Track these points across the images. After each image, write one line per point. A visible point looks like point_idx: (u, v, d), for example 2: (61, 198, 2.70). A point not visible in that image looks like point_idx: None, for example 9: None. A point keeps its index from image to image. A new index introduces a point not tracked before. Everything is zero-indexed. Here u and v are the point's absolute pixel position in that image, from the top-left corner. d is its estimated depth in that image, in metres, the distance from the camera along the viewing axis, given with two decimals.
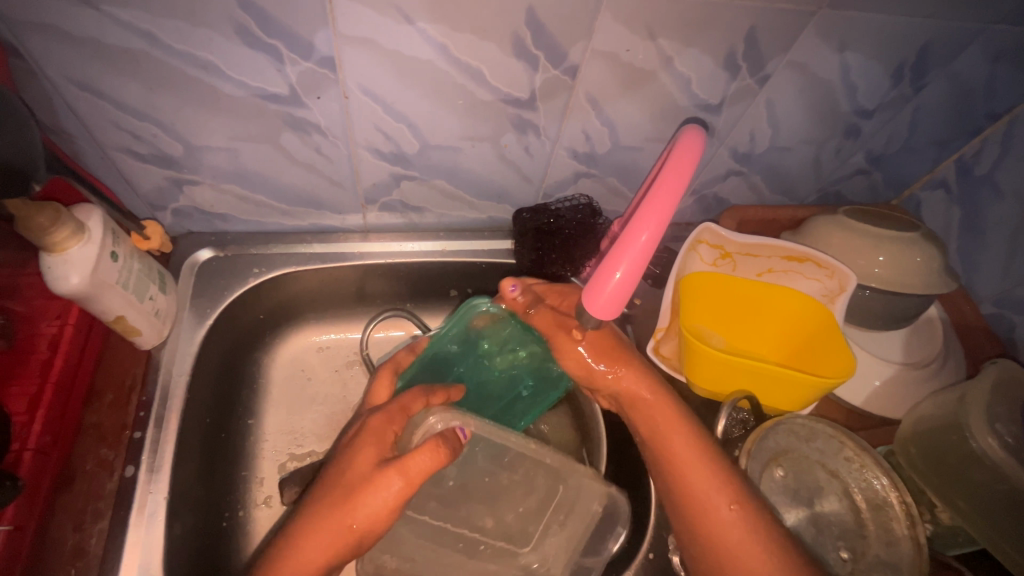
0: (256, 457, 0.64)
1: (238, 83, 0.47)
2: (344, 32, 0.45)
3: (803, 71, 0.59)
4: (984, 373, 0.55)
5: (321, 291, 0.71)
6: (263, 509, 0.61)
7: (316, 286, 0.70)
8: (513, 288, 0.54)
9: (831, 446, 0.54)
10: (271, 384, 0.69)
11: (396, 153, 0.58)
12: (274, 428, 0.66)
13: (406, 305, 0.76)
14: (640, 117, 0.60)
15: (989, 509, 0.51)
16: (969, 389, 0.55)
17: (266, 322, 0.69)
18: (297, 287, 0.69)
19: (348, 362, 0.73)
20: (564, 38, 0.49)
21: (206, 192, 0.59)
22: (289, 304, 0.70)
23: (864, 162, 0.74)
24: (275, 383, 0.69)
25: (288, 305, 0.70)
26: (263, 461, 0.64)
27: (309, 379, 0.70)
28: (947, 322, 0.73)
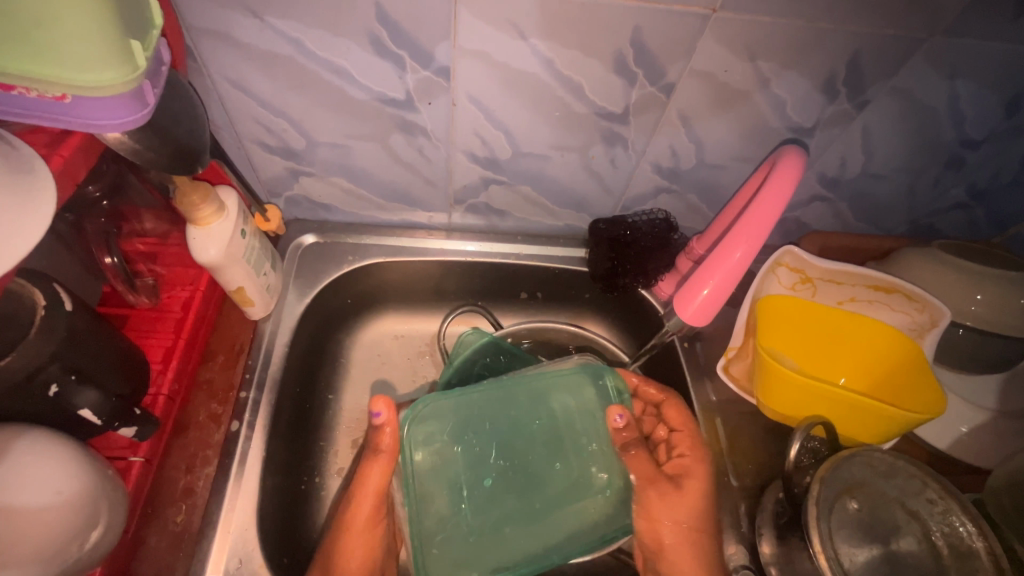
0: (334, 430, 0.69)
1: (364, 88, 0.53)
2: (462, 45, 0.49)
3: (907, 97, 0.57)
4: None
5: (403, 282, 0.76)
6: (338, 479, 0.66)
7: (401, 278, 0.75)
8: (620, 417, 0.57)
9: (912, 485, 0.53)
10: (351, 365, 0.74)
11: (490, 157, 0.62)
12: (350, 405, 0.71)
13: (478, 303, 0.80)
14: (730, 136, 0.60)
15: None
16: None
17: (352, 307, 0.75)
18: (383, 277, 0.74)
19: (421, 351, 0.77)
20: (664, 58, 0.51)
21: (317, 183, 0.65)
22: (373, 292, 0.75)
23: (964, 196, 0.70)
24: (354, 364, 0.74)
25: (372, 293, 0.75)
26: (339, 435, 0.69)
27: (384, 363, 0.75)
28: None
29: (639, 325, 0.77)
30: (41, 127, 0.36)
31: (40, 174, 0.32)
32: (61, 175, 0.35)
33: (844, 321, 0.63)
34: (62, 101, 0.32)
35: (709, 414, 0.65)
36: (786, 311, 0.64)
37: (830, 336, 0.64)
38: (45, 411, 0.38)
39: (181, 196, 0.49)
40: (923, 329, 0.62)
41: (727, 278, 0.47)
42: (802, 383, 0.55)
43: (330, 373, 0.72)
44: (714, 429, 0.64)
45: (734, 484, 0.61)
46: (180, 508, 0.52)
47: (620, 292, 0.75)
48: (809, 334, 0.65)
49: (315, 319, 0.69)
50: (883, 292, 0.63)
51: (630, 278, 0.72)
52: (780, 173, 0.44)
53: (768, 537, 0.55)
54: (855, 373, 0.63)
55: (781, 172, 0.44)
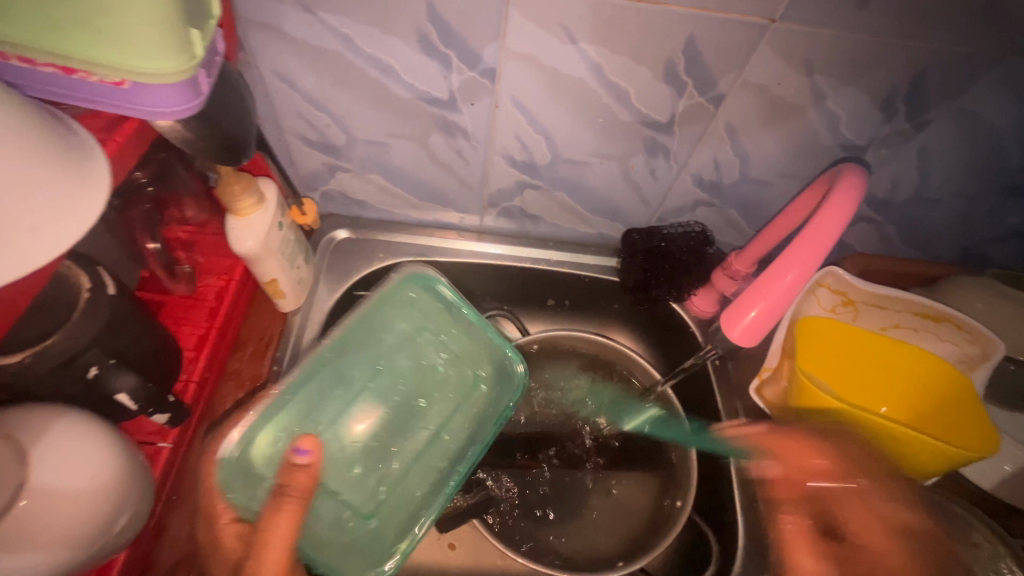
0: None
1: (408, 86, 0.52)
2: (511, 47, 0.48)
3: (970, 119, 0.55)
4: None
5: None
6: None
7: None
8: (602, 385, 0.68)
9: (958, 525, 0.51)
10: None
11: (528, 162, 0.61)
12: None
13: (505, 307, 0.79)
14: (777, 151, 0.59)
15: None
16: None
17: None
18: None
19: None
20: (717, 69, 0.50)
21: (354, 180, 0.65)
22: None
23: (1022, 225, 0.67)
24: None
25: None
26: None
27: None
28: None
29: (670, 339, 0.75)
30: (98, 112, 0.36)
31: (96, 159, 0.32)
32: (114, 160, 0.35)
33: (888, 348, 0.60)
34: (121, 87, 0.32)
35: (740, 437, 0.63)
36: (828, 335, 0.62)
37: (871, 363, 0.62)
38: (79, 392, 0.39)
39: (224, 186, 0.49)
40: (973, 362, 0.59)
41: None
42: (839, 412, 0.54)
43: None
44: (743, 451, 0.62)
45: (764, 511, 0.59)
46: (204, 496, 0.52)
47: (651, 304, 0.73)
48: (849, 360, 0.62)
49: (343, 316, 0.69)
50: (932, 321, 0.60)
51: (664, 289, 0.71)
52: (837, 198, 0.43)
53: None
54: (897, 403, 0.61)
55: (838, 196, 0.43)
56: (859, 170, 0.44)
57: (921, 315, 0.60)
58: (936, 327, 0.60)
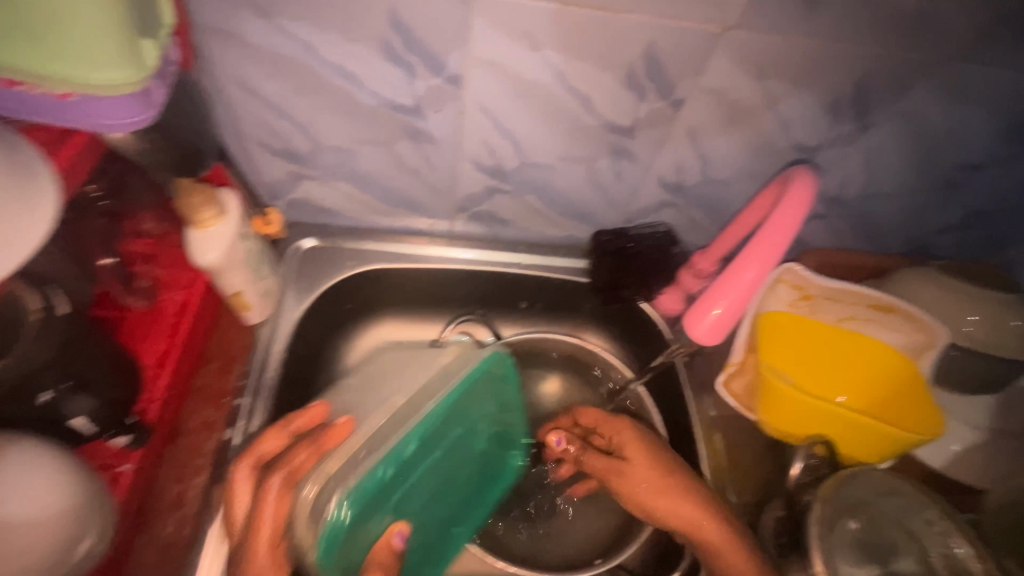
0: None
1: (373, 93, 0.52)
2: (474, 54, 0.49)
3: (911, 120, 0.58)
4: None
5: (403, 290, 0.75)
6: None
7: (405, 284, 0.74)
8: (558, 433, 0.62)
9: (911, 505, 0.53)
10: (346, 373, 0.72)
11: (496, 167, 0.62)
12: None
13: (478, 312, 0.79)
14: (736, 152, 0.61)
15: None
16: None
17: (353, 312, 0.74)
18: (383, 283, 0.73)
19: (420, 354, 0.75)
20: (675, 74, 0.51)
21: (319, 187, 0.64)
22: (373, 299, 0.74)
23: (961, 218, 0.72)
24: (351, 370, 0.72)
25: (372, 300, 0.74)
26: None
27: None
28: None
29: (641, 338, 0.77)
30: (43, 125, 0.34)
31: (44, 175, 0.31)
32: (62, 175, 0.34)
33: (845, 339, 0.63)
34: (67, 98, 0.31)
35: (708, 431, 0.66)
36: (790, 329, 0.65)
37: (831, 356, 0.64)
38: (32, 418, 0.37)
39: (183, 198, 0.47)
40: (921, 349, 0.63)
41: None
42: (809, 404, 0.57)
43: (328, 377, 0.70)
44: (712, 444, 0.65)
45: (733, 501, 0.61)
46: (171, 518, 0.50)
47: (622, 303, 0.75)
48: (811, 353, 0.65)
49: (315, 325, 0.68)
50: (883, 312, 0.64)
51: (634, 289, 0.72)
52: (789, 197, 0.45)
53: (765, 555, 0.54)
54: (856, 392, 0.63)
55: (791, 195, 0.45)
56: (809, 171, 0.46)
57: (872, 307, 0.64)
58: (886, 318, 0.64)
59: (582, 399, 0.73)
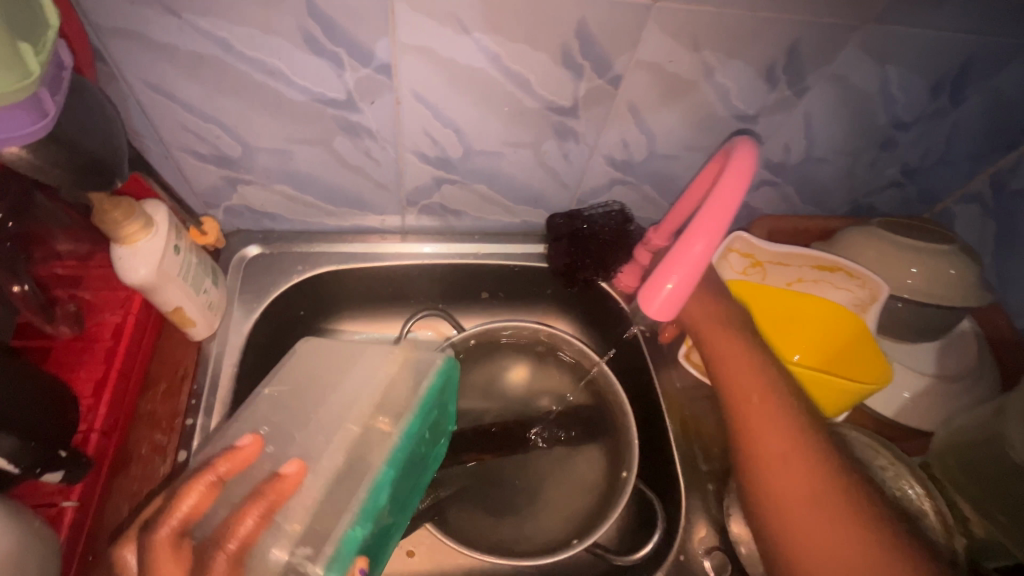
0: None
1: (301, 88, 0.50)
2: (402, 41, 0.47)
3: (843, 83, 0.60)
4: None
5: (359, 291, 0.73)
6: None
7: (360, 284, 0.72)
8: None
9: (867, 454, 0.55)
10: None
11: (441, 157, 0.60)
12: None
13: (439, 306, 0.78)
14: (680, 126, 0.61)
15: None
16: (1008, 402, 0.55)
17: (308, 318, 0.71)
18: (338, 286, 0.71)
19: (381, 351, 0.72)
20: (611, 50, 0.51)
21: (258, 192, 0.62)
22: (329, 303, 0.72)
23: (898, 175, 0.74)
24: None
25: (329, 304, 0.72)
26: None
27: None
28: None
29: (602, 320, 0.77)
30: None
31: None
32: None
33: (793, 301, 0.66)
34: None
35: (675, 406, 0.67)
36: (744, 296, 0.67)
37: (785, 316, 0.67)
38: None
39: (100, 214, 0.44)
40: (866, 303, 0.65)
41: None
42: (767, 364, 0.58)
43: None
44: (682, 416, 0.66)
45: (703, 468, 0.62)
46: None
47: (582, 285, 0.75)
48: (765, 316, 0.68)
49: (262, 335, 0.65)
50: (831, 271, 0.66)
51: (593, 270, 0.72)
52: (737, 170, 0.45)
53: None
54: (809, 349, 0.66)
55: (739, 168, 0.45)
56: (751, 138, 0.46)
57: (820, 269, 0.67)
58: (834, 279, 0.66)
59: (550, 385, 0.73)
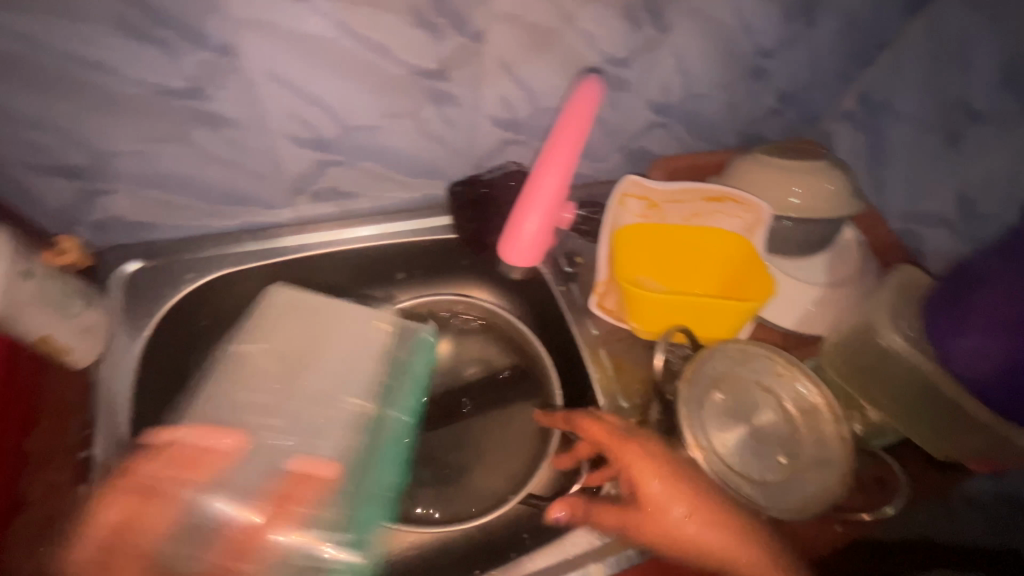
0: None
1: (135, 81, 0.47)
2: (236, 16, 0.45)
3: (701, 16, 0.61)
4: (891, 280, 0.61)
5: (261, 291, 0.69)
6: None
7: (262, 285, 0.69)
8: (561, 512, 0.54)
9: (764, 365, 0.58)
10: None
11: (316, 138, 0.58)
12: None
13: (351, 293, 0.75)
14: (555, 77, 0.61)
15: (914, 403, 0.58)
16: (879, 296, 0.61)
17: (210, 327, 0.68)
18: (238, 291, 0.67)
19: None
20: (463, 5, 0.50)
21: (123, 201, 0.58)
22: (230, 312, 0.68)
23: (776, 102, 0.78)
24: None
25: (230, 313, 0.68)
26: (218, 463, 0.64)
27: None
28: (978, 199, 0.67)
29: (517, 286, 0.77)
30: None
31: None
32: None
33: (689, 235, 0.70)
34: None
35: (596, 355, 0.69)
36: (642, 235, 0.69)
37: (684, 250, 0.71)
38: None
39: None
40: (753, 226, 0.68)
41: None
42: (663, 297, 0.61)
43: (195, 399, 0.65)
44: (603, 363, 0.68)
45: (626, 406, 0.65)
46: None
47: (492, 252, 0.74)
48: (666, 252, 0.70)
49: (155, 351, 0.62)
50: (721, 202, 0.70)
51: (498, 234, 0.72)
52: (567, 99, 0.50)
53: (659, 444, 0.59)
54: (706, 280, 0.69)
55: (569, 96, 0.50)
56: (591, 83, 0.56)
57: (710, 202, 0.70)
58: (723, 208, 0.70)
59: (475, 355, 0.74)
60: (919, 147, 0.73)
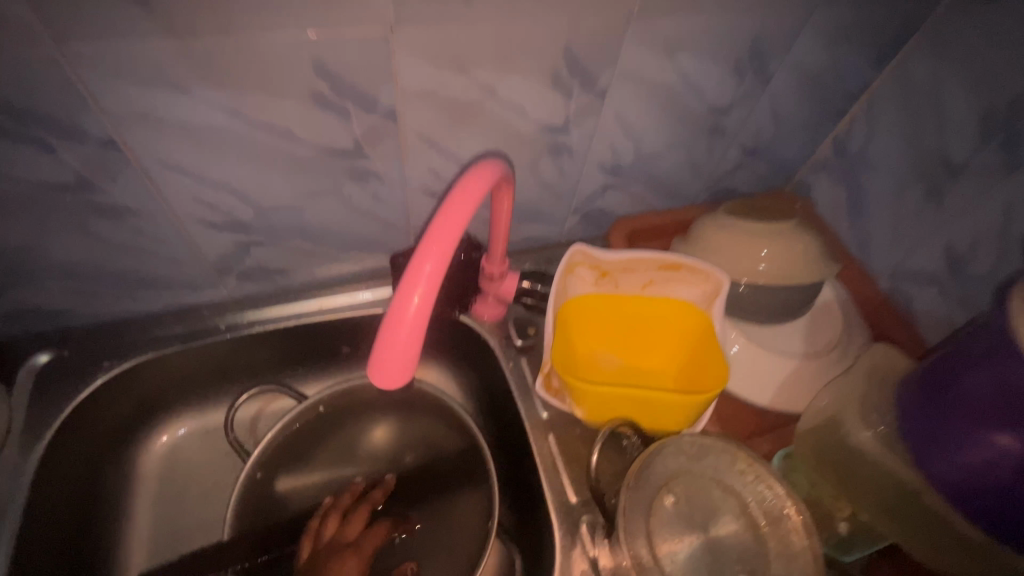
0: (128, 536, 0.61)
1: (21, 181, 0.44)
2: (115, 112, 0.42)
3: (640, 80, 0.57)
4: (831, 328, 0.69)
5: (190, 374, 0.66)
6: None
7: (176, 371, 0.65)
8: None
9: (724, 460, 0.52)
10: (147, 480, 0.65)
11: (231, 220, 0.55)
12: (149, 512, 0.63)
13: (287, 378, 0.72)
14: (486, 150, 0.58)
15: (913, 523, 0.47)
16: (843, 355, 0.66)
17: (112, 431, 0.63)
18: (157, 377, 0.64)
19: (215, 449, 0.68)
20: (367, 85, 0.47)
21: (32, 291, 0.54)
22: (159, 394, 0.65)
23: (742, 155, 0.75)
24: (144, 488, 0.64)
25: (158, 395, 0.65)
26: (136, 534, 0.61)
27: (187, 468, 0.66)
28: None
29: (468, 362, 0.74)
30: None
31: None
32: None
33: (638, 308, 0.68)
34: None
35: (544, 445, 0.61)
36: (590, 303, 0.67)
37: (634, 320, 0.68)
38: None
39: None
40: (713, 296, 0.63)
41: (406, 345, 0.35)
42: (584, 365, 0.64)
43: (101, 511, 0.60)
44: (559, 439, 0.61)
45: (574, 502, 0.57)
46: None
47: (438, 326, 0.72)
48: (614, 323, 0.68)
49: (54, 458, 0.55)
50: (669, 270, 0.65)
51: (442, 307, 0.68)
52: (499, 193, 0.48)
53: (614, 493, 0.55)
54: (652, 350, 0.67)
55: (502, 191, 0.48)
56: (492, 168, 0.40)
57: (642, 290, 0.67)
58: (658, 285, 0.67)
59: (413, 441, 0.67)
60: (907, 196, 0.68)
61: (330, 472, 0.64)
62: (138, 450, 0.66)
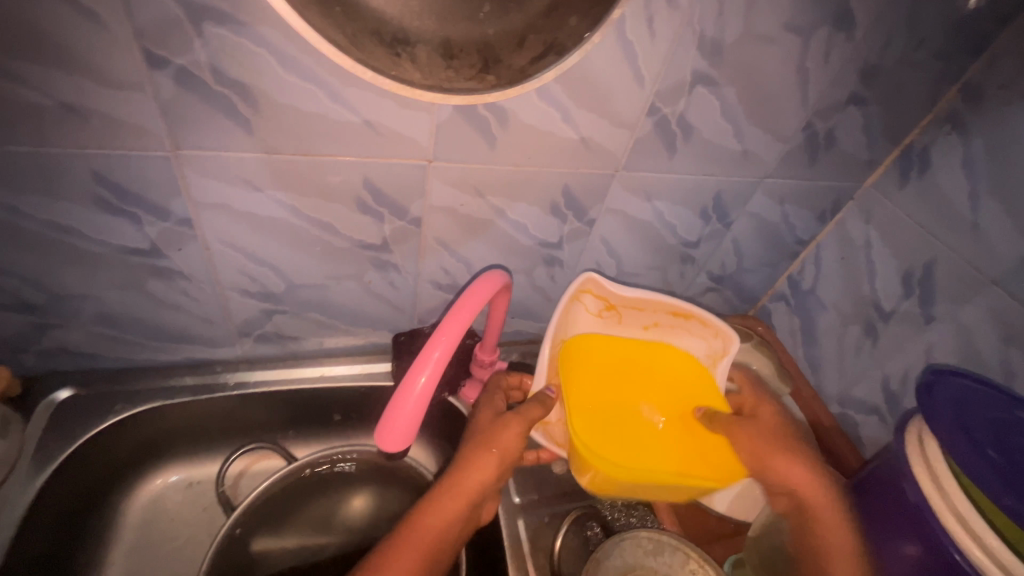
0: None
1: (102, 243, 0.53)
2: (199, 200, 0.52)
3: (623, 215, 0.70)
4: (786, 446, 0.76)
5: (191, 424, 0.71)
6: None
7: (180, 420, 0.70)
8: None
9: (678, 558, 0.56)
10: (126, 526, 0.68)
11: (264, 291, 0.63)
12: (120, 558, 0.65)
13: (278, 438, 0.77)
14: (490, 255, 0.68)
15: None
16: None
17: (103, 473, 0.67)
18: (160, 424, 0.69)
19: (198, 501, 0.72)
20: (402, 199, 0.58)
21: (71, 333, 0.61)
22: (157, 441, 0.70)
23: (709, 280, 0.86)
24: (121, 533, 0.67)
25: (156, 442, 0.70)
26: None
27: (168, 517, 0.69)
28: (940, 355, 0.67)
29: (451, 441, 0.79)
30: None
31: None
32: None
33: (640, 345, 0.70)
34: None
35: (511, 529, 0.64)
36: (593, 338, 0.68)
37: (632, 355, 0.71)
38: None
39: None
40: (718, 353, 0.67)
41: (409, 416, 0.43)
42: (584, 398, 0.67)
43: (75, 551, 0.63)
44: (526, 525, 0.64)
45: None
46: None
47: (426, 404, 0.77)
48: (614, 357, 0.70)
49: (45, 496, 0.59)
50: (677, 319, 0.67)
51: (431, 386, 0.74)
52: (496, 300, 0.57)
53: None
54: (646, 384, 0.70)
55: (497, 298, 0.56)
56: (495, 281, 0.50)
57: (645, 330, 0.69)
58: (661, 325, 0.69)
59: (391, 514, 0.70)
60: (848, 332, 0.79)
61: (304, 539, 0.66)
62: (125, 494, 0.69)
